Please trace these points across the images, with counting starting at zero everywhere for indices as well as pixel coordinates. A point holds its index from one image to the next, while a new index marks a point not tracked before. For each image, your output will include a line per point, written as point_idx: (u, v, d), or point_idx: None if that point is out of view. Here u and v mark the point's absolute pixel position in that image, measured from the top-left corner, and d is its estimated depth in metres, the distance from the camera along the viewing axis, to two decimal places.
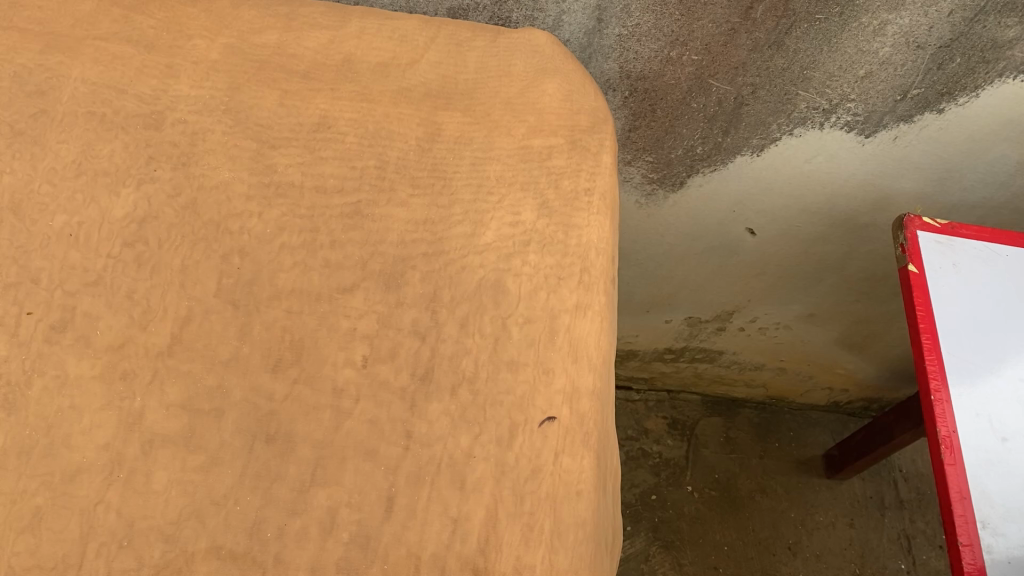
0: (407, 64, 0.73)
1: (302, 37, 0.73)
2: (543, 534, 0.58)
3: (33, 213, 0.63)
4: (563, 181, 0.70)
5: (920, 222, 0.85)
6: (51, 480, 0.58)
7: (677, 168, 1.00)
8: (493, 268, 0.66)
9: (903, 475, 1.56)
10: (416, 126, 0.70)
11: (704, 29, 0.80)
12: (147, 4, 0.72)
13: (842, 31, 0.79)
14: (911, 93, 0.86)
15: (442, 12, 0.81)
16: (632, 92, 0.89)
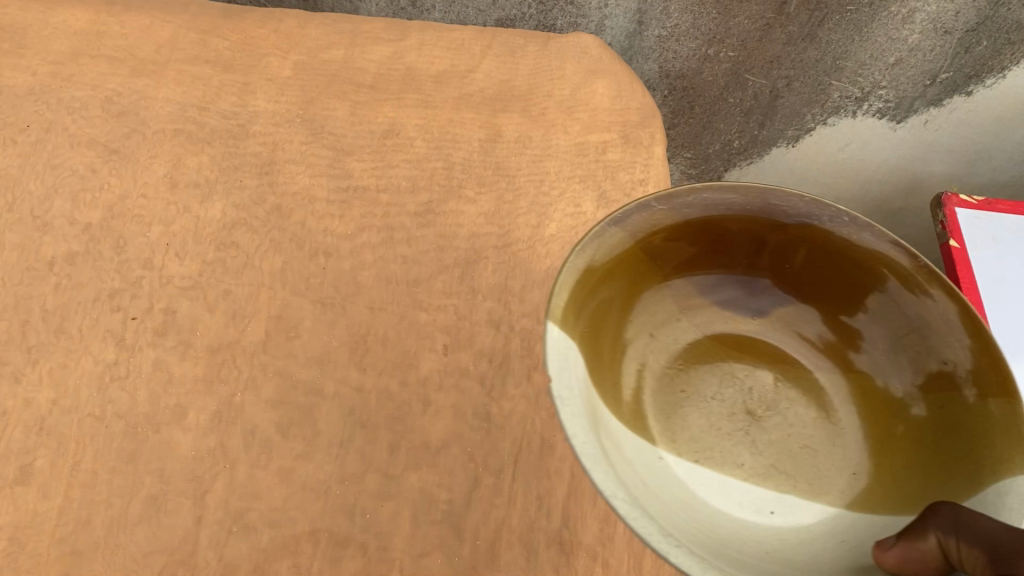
0: (465, 72, 0.78)
1: (367, 51, 0.78)
2: None
3: (132, 225, 0.68)
4: (619, 174, 0.73)
5: (957, 200, 0.89)
6: (164, 472, 0.61)
7: (714, 163, 1.05)
8: (560, 256, 0.70)
9: None
10: (478, 129, 0.75)
11: (740, 26, 0.84)
12: (222, 28, 0.77)
13: (872, 21, 0.83)
14: (940, 78, 0.90)
15: (491, 22, 0.86)
16: (671, 91, 0.94)
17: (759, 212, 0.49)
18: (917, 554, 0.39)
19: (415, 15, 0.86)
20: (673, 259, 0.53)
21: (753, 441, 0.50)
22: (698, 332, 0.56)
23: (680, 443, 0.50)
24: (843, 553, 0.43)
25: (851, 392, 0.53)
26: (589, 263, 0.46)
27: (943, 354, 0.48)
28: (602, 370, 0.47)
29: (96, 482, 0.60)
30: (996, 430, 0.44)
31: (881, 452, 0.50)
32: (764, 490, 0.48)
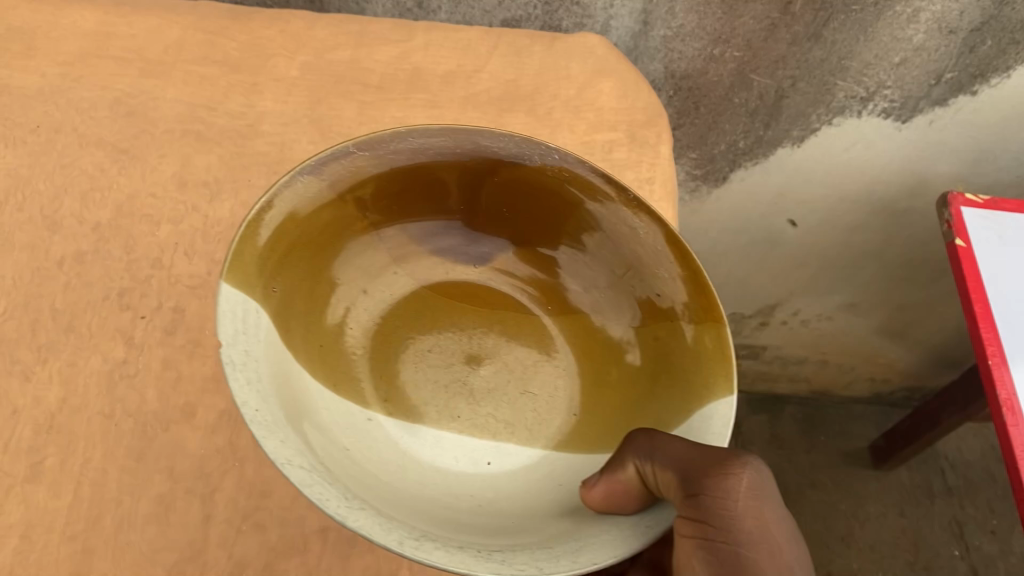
0: (472, 71, 0.78)
1: (373, 52, 0.78)
2: None
3: (141, 225, 0.68)
4: (626, 172, 0.74)
5: (963, 198, 0.88)
6: (173, 470, 0.61)
7: (720, 164, 1.05)
8: None
9: (949, 463, 1.57)
10: (486, 128, 0.75)
11: (746, 26, 0.85)
12: (229, 29, 0.77)
13: (877, 20, 0.83)
14: (945, 77, 0.90)
15: (497, 22, 0.87)
16: (677, 91, 0.94)
17: (474, 152, 0.55)
18: (619, 486, 0.49)
19: (421, 15, 0.86)
20: (396, 202, 0.60)
21: (472, 390, 0.60)
22: (400, 274, 0.63)
23: (387, 402, 0.59)
24: (529, 500, 0.54)
25: (563, 330, 0.63)
26: (280, 214, 0.52)
27: (659, 287, 0.56)
28: (288, 332, 0.54)
29: (105, 479, 0.60)
30: (707, 357, 0.53)
31: (486, 402, 0.60)
32: (479, 442, 0.58)
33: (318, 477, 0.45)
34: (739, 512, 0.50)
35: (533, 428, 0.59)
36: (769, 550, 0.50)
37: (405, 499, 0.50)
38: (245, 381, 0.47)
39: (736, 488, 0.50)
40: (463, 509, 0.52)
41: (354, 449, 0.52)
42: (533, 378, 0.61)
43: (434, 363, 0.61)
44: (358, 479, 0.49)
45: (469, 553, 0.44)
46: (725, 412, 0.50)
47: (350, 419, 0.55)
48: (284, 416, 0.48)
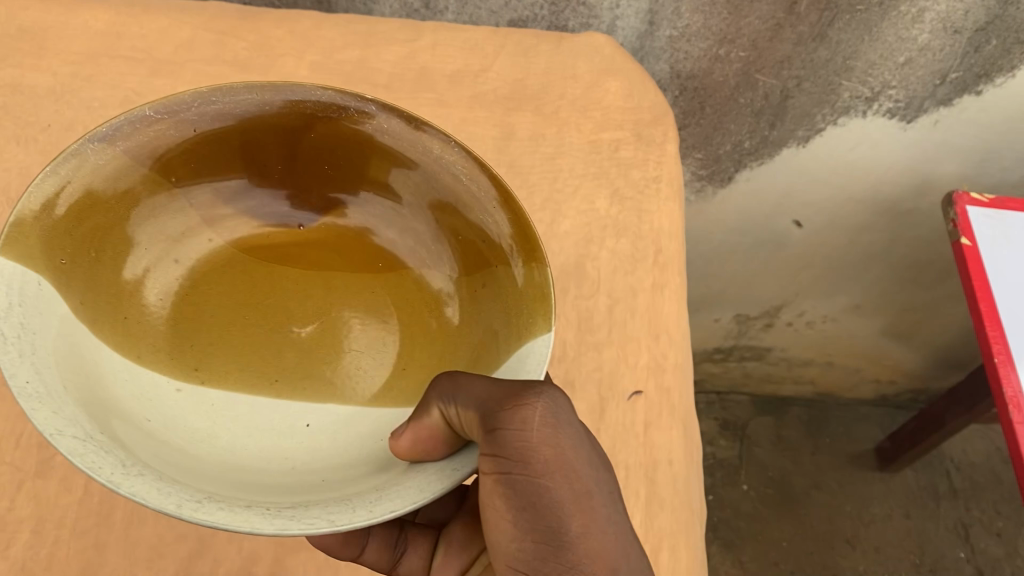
0: (479, 71, 0.79)
1: (381, 52, 0.79)
2: (639, 501, 0.63)
3: None
4: (632, 171, 0.76)
5: (968, 198, 0.89)
6: None
7: (725, 164, 1.05)
8: (573, 253, 0.72)
9: (955, 465, 1.57)
10: (493, 127, 0.76)
11: (751, 26, 0.85)
12: (237, 30, 0.78)
13: (882, 20, 0.83)
14: (950, 77, 0.90)
15: (503, 23, 0.87)
16: (682, 91, 0.94)
17: (270, 113, 0.55)
18: (425, 432, 0.44)
19: (428, 16, 0.87)
20: (205, 166, 0.57)
21: (294, 352, 0.55)
22: (214, 239, 0.59)
23: (200, 370, 0.53)
24: (342, 459, 0.48)
25: (383, 288, 0.59)
26: (73, 187, 0.49)
27: (480, 231, 0.54)
28: (87, 300, 0.49)
29: None
30: (526, 299, 0.50)
31: (308, 363, 0.55)
32: (297, 404, 0.53)
33: (93, 447, 0.40)
34: (543, 454, 0.43)
35: (358, 383, 0.54)
36: (572, 496, 0.43)
37: (202, 467, 0.44)
38: (15, 354, 0.41)
39: (541, 427, 0.43)
40: (271, 475, 0.46)
41: (155, 420, 0.47)
42: (363, 336, 0.56)
43: (254, 328, 0.56)
44: (144, 447, 0.43)
45: (257, 512, 0.39)
46: (540, 351, 0.47)
47: (150, 389, 0.49)
48: (68, 391, 0.42)
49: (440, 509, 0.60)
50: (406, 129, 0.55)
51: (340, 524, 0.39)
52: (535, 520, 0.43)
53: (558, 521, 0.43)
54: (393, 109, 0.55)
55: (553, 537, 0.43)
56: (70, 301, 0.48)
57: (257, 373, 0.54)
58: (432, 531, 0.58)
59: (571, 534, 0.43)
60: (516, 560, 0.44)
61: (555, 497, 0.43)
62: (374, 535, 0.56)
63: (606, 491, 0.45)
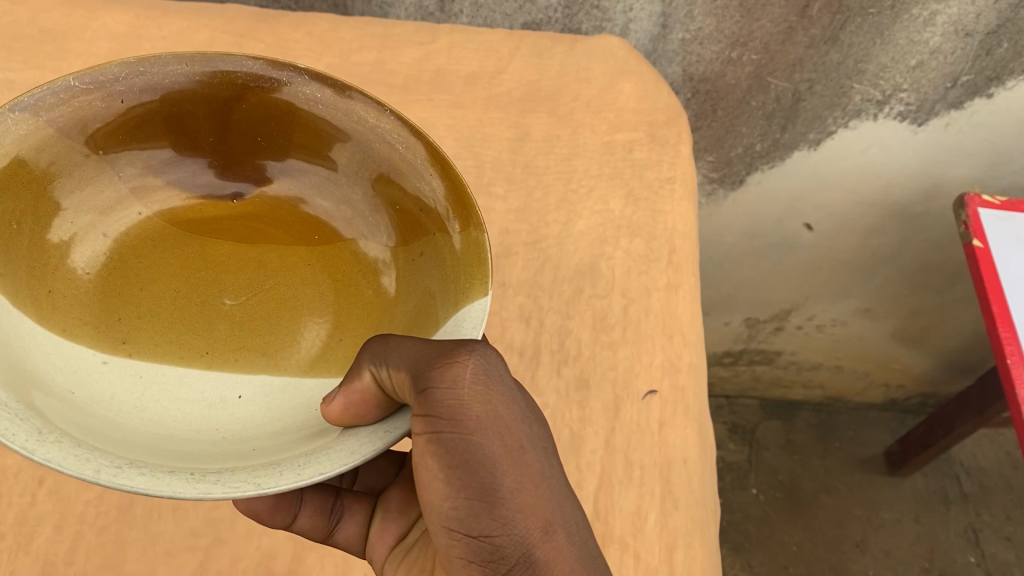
0: (494, 73, 0.81)
1: (398, 54, 0.80)
2: (654, 500, 0.63)
3: None
4: (646, 172, 0.77)
5: (980, 200, 0.89)
6: None
7: (736, 166, 1.05)
8: (588, 253, 0.72)
9: (964, 470, 1.57)
10: (508, 128, 0.77)
11: (763, 29, 0.86)
12: (256, 32, 0.80)
13: (894, 23, 0.84)
14: (961, 80, 0.91)
15: (517, 26, 0.89)
16: (694, 93, 0.95)
17: (202, 83, 0.54)
18: (357, 396, 0.43)
19: (443, 19, 0.88)
20: (134, 137, 0.55)
21: (224, 323, 0.54)
22: (145, 213, 0.57)
23: (129, 343, 0.51)
24: (270, 428, 0.47)
25: (320, 262, 0.57)
26: (0, 153, 0.48)
27: (419, 201, 0.53)
28: (7, 271, 0.48)
29: None
30: (461, 267, 0.49)
31: (241, 334, 0.53)
32: (228, 375, 0.51)
33: (10, 416, 0.39)
34: (474, 412, 0.40)
35: (292, 352, 0.53)
36: (504, 455, 0.41)
37: (126, 437, 0.43)
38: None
39: (471, 385, 0.41)
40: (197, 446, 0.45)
41: (77, 390, 0.46)
42: (296, 307, 0.55)
43: (185, 302, 0.54)
44: (67, 417, 0.42)
45: (179, 476, 0.39)
46: (477, 314, 0.46)
47: (74, 360, 0.48)
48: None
49: (379, 479, 0.59)
50: (342, 98, 0.54)
51: (264, 488, 0.38)
52: (466, 478, 0.41)
53: (490, 479, 0.40)
54: (324, 79, 0.54)
55: (485, 495, 0.41)
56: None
57: (186, 347, 0.52)
58: (368, 499, 0.56)
59: (502, 491, 0.41)
60: (449, 520, 0.42)
61: (487, 455, 0.41)
62: (306, 502, 0.55)
63: (541, 449, 0.43)
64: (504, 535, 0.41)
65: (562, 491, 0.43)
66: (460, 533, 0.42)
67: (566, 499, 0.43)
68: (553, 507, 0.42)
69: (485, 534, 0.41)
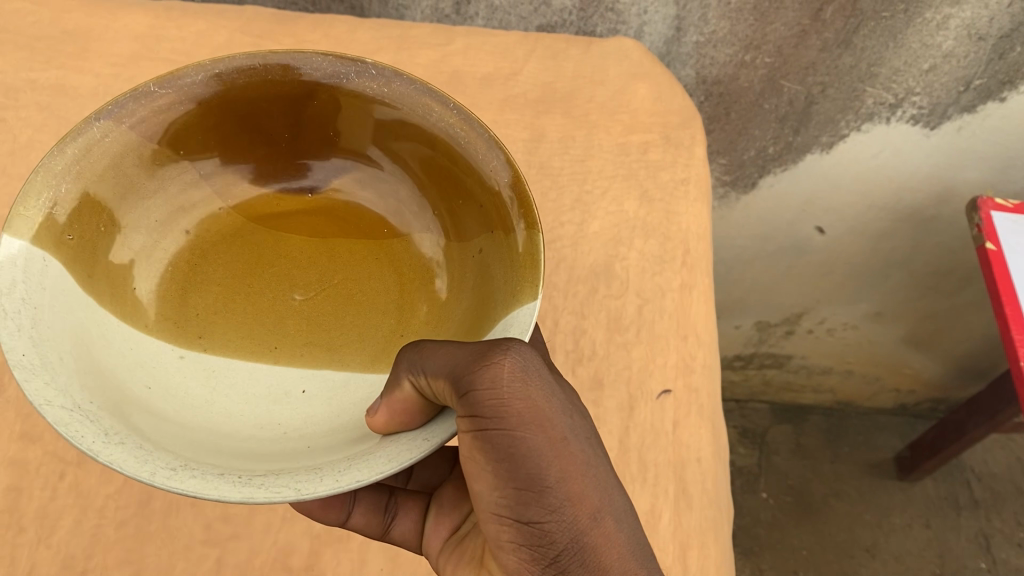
0: (509, 75, 0.81)
1: (414, 56, 0.81)
2: (669, 498, 0.63)
3: None
4: (661, 173, 0.77)
5: (993, 204, 0.90)
6: None
7: (749, 169, 1.06)
8: (603, 254, 0.73)
9: (976, 475, 1.55)
10: (523, 130, 0.78)
11: (776, 32, 0.86)
12: (274, 34, 0.81)
13: (907, 27, 0.84)
14: (974, 84, 0.91)
15: (532, 28, 0.89)
16: (708, 96, 0.96)
17: (273, 80, 0.55)
18: (399, 406, 0.43)
19: (458, 22, 0.89)
20: (212, 136, 0.57)
21: (294, 319, 0.55)
22: (224, 208, 0.60)
23: (203, 338, 0.54)
24: (332, 424, 0.49)
25: (385, 256, 0.59)
26: (79, 168, 0.50)
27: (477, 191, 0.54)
28: (94, 273, 0.51)
29: None
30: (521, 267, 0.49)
31: (308, 329, 0.55)
32: (294, 370, 0.53)
33: (81, 416, 0.41)
34: (515, 408, 0.41)
35: (358, 347, 0.54)
36: (545, 447, 0.42)
37: (196, 437, 0.45)
38: (14, 327, 0.43)
39: (513, 382, 0.41)
40: (262, 444, 0.47)
41: (150, 388, 0.48)
42: (361, 303, 0.56)
43: (255, 296, 0.56)
44: (139, 417, 0.45)
45: (227, 479, 0.40)
46: (525, 319, 0.46)
47: (149, 357, 0.50)
48: (67, 362, 0.44)
49: (434, 475, 0.61)
50: (410, 90, 0.55)
51: (303, 493, 0.39)
52: (513, 471, 0.42)
53: (536, 472, 0.42)
54: (389, 70, 0.55)
55: (532, 486, 0.42)
56: (75, 274, 0.49)
57: (256, 342, 0.54)
58: (422, 496, 0.59)
59: (548, 482, 0.42)
60: (499, 508, 0.43)
61: (532, 448, 0.42)
62: (360, 500, 0.57)
63: (584, 438, 0.44)
64: (552, 521, 0.42)
65: (609, 476, 0.44)
66: (510, 520, 0.43)
67: (613, 486, 0.44)
68: (601, 494, 0.43)
69: (534, 522, 0.42)
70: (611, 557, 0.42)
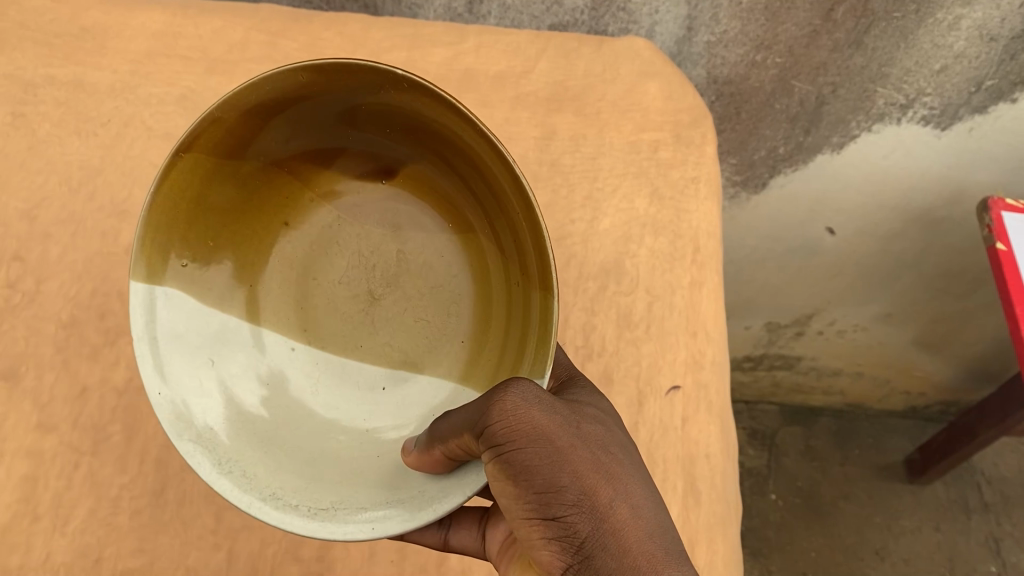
0: (521, 73, 0.82)
1: (427, 54, 0.82)
2: (678, 493, 0.65)
3: None
4: (672, 171, 0.78)
5: (1004, 204, 0.90)
6: None
7: (760, 169, 1.06)
8: (613, 251, 0.74)
9: (986, 478, 1.54)
10: (534, 128, 0.79)
11: (788, 32, 0.87)
12: (290, 31, 0.83)
13: (918, 28, 0.84)
14: (986, 84, 0.90)
15: (545, 27, 0.90)
16: (719, 96, 0.97)
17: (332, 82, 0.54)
18: (426, 460, 0.51)
19: (471, 20, 0.90)
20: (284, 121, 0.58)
21: (373, 322, 0.63)
22: (315, 199, 0.65)
23: (307, 331, 0.63)
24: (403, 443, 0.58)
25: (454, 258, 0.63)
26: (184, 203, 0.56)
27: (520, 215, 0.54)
28: (211, 288, 0.59)
29: (169, 457, 0.67)
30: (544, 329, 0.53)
31: (388, 328, 0.63)
32: (380, 366, 0.63)
33: (202, 446, 0.52)
34: (523, 429, 0.44)
35: (431, 355, 0.62)
36: (555, 453, 0.44)
37: (298, 450, 0.56)
38: (149, 371, 0.53)
39: (516, 409, 0.45)
40: (347, 447, 0.58)
41: (262, 394, 0.59)
42: (430, 314, 0.63)
43: (342, 294, 0.64)
44: (252, 435, 0.55)
45: (312, 509, 0.50)
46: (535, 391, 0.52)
47: (268, 352, 0.62)
48: (189, 397, 0.54)
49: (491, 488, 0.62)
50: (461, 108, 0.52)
51: (372, 527, 0.48)
52: (530, 481, 0.44)
53: (551, 474, 0.44)
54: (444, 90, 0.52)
55: (551, 489, 0.44)
56: (198, 296, 0.58)
57: (348, 337, 0.63)
58: (477, 511, 0.60)
59: (564, 481, 0.44)
60: (528, 519, 0.45)
61: (545, 456, 0.44)
62: None
63: (594, 443, 0.46)
64: (575, 515, 0.43)
65: (629, 474, 0.46)
66: (539, 527, 0.44)
67: (634, 479, 0.45)
68: (621, 486, 0.45)
69: (561, 523, 0.43)
70: (635, 538, 0.43)
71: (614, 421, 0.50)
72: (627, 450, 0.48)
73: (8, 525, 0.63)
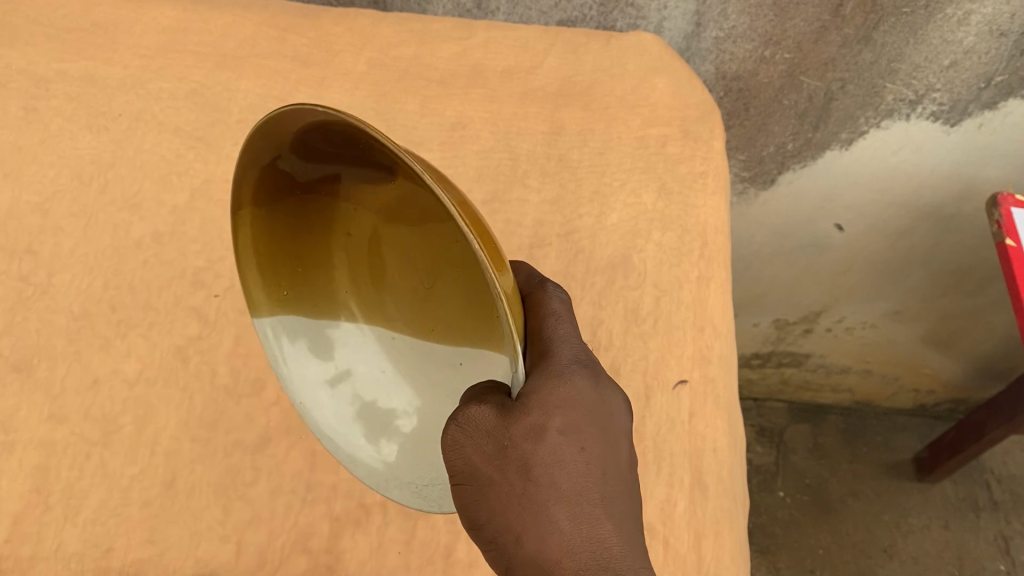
0: (529, 68, 0.83)
1: (437, 50, 0.84)
2: (684, 487, 0.65)
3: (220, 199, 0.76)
4: (680, 166, 0.78)
5: (1013, 200, 0.90)
6: (243, 443, 0.68)
7: (768, 165, 1.06)
8: (621, 246, 0.74)
9: (995, 477, 1.54)
10: (542, 122, 0.80)
11: (796, 28, 0.86)
12: (299, 27, 0.84)
13: (927, 23, 0.84)
14: (995, 80, 0.90)
15: (553, 22, 0.91)
16: (727, 92, 0.97)
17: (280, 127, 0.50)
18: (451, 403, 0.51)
19: (480, 16, 0.90)
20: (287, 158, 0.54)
21: None
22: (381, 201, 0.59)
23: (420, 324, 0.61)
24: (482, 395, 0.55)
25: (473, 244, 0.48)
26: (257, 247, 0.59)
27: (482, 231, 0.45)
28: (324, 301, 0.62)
29: (178, 448, 0.67)
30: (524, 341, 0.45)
31: None
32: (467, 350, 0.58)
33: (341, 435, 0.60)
34: (452, 466, 0.46)
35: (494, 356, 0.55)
36: (476, 490, 0.45)
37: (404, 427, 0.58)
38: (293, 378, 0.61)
39: (446, 446, 0.46)
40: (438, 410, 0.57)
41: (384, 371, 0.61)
42: None
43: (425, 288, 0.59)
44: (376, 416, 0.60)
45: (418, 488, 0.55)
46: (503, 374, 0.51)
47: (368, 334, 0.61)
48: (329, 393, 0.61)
49: None
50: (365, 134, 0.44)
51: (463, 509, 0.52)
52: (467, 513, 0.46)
53: (474, 512, 0.45)
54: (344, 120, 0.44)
55: (476, 524, 0.46)
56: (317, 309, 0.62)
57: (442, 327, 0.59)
58: None
59: (481, 520, 0.45)
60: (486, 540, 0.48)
61: (468, 494, 0.46)
62: None
63: (518, 467, 0.44)
64: (493, 551, 0.45)
65: (552, 496, 0.43)
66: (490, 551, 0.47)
67: (554, 505, 0.43)
68: (533, 517, 0.43)
69: (490, 555, 0.45)
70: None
71: (574, 416, 0.45)
72: (568, 461, 0.44)
73: (21, 515, 0.64)
